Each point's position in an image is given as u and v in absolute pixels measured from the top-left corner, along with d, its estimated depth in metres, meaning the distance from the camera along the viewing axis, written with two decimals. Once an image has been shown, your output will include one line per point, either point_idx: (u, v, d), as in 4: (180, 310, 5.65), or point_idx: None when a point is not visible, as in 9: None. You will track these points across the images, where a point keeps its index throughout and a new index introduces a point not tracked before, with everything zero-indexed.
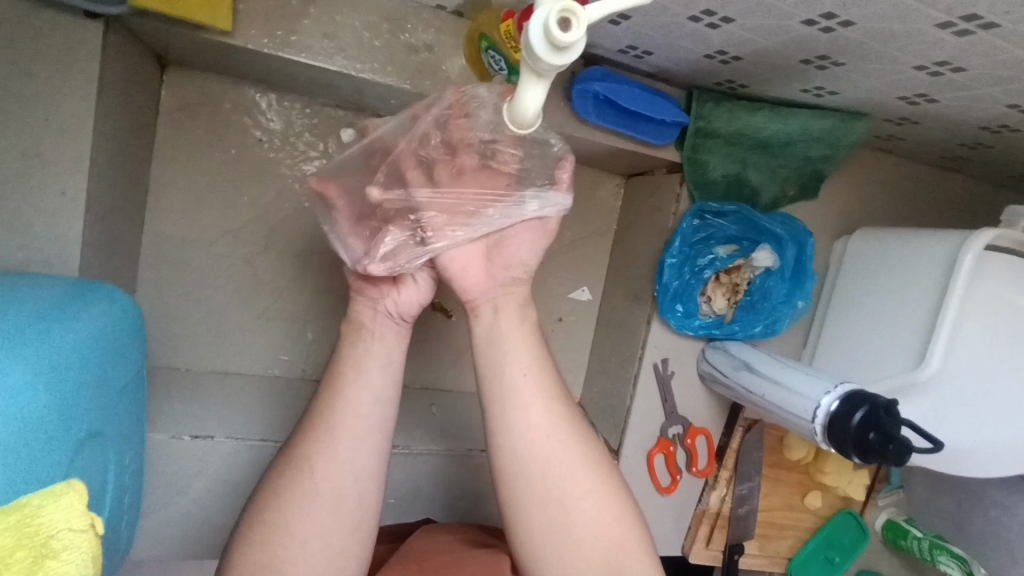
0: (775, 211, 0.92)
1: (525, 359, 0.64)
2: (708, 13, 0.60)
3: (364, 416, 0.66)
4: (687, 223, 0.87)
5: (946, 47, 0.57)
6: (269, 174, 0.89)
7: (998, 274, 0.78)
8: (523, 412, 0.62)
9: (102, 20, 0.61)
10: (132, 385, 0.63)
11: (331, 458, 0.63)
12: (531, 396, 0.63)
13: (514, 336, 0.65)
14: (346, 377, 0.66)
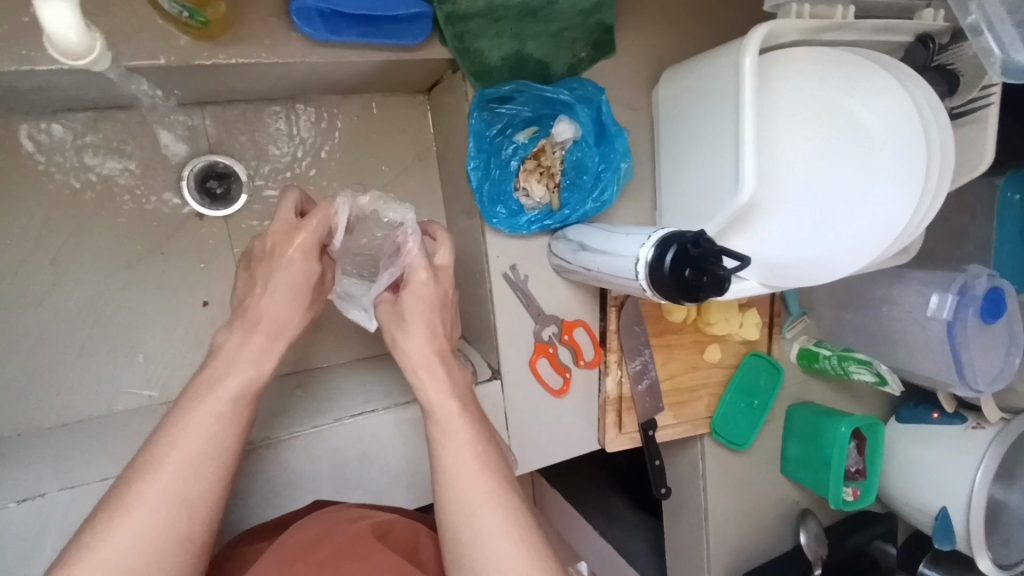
0: (575, 79, 0.86)
1: (454, 416, 0.64)
2: None
3: (206, 438, 0.57)
4: (476, 118, 0.84)
5: None
6: (28, 206, 0.81)
7: (786, 73, 0.76)
8: (467, 488, 0.60)
9: None
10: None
11: (165, 481, 0.54)
12: (471, 468, 0.61)
13: (438, 398, 0.65)
14: (228, 399, 0.60)
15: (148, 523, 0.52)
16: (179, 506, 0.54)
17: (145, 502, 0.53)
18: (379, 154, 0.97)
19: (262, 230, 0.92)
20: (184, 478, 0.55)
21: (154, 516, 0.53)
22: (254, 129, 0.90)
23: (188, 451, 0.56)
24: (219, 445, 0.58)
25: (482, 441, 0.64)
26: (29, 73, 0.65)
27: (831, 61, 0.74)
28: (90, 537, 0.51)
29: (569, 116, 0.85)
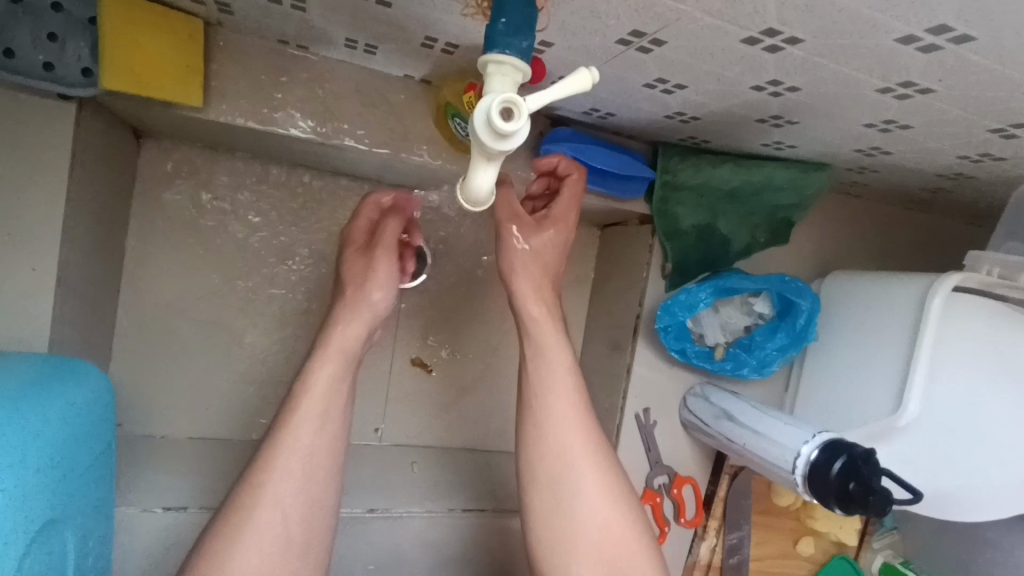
0: (783, 273, 0.87)
1: (569, 386, 0.74)
2: (660, 81, 0.60)
3: (313, 441, 0.69)
4: (703, 291, 0.84)
5: (892, 108, 0.57)
6: (238, 233, 0.86)
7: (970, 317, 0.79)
8: (574, 442, 0.72)
9: (75, 101, 0.63)
10: (84, 474, 0.61)
11: (288, 475, 0.67)
12: (564, 413, 0.73)
13: (556, 363, 0.74)
14: (319, 407, 0.70)
15: (300, 473, 0.67)
16: (290, 518, 0.66)
17: (293, 460, 0.67)
18: None
19: (425, 308, 0.96)
20: (318, 462, 0.69)
21: (308, 474, 0.68)
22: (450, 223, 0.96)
23: (317, 431, 0.69)
24: (326, 437, 0.70)
25: (584, 404, 0.74)
26: (315, 143, 0.74)
27: (1004, 322, 0.79)
28: (250, 513, 0.65)
29: (769, 295, 0.87)
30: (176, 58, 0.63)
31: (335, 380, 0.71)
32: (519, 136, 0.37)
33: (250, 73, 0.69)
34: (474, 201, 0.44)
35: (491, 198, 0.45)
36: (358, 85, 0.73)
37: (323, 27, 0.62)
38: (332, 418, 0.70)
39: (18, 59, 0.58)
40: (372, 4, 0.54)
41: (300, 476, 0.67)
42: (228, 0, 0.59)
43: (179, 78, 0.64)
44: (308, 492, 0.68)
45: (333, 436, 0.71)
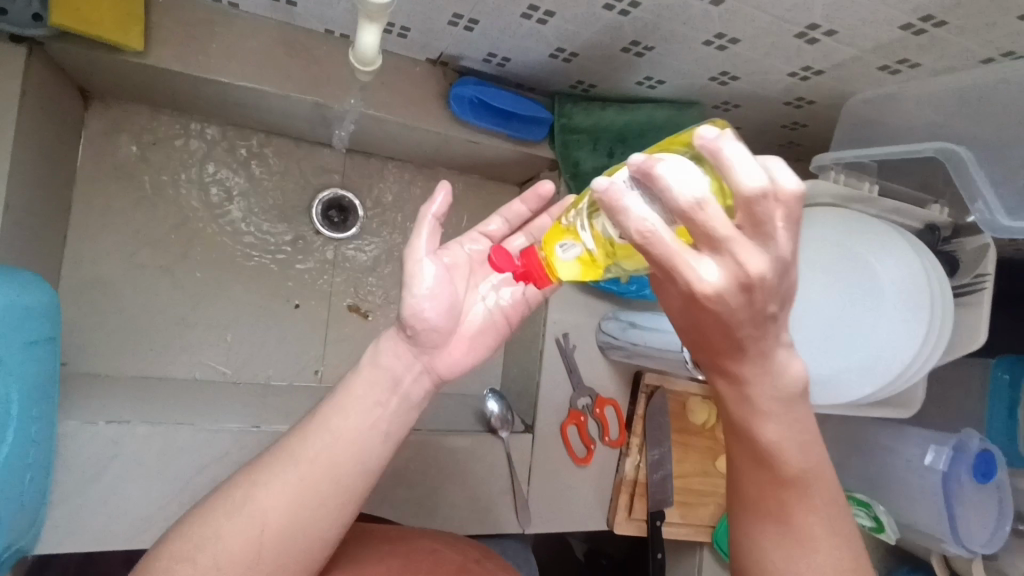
0: None
1: (773, 432, 0.60)
2: (533, 8, 0.73)
3: (330, 449, 0.58)
4: None
5: (716, 18, 0.71)
6: (179, 186, 0.94)
7: (823, 222, 0.93)
8: (788, 513, 0.62)
9: (27, 44, 0.73)
10: (32, 371, 0.66)
11: (285, 477, 0.57)
12: (789, 467, 0.61)
13: (778, 416, 0.59)
14: (347, 422, 0.59)
15: (302, 481, 0.57)
16: (263, 538, 0.55)
17: (304, 465, 0.57)
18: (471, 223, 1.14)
19: (360, 259, 1.05)
20: (315, 464, 0.57)
21: (315, 483, 0.57)
22: (382, 181, 1.06)
23: (343, 445, 0.58)
24: (333, 456, 0.58)
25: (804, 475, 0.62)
26: (246, 91, 0.84)
27: (856, 223, 0.92)
28: (218, 512, 0.55)
29: None
30: (120, 6, 0.73)
31: (372, 384, 0.61)
32: (383, 23, 0.55)
33: (187, 26, 0.79)
34: (361, 62, 0.61)
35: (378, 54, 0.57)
36: (284, 38, 0.83)
37: None
38: (352, 440, 0.58)
39: None
40: None
41: (306, 488, 0.57)
42: None
43: (122, 23, 0.74)
44: (298, 512, 0.56)
45: (349, 462, 0.58)
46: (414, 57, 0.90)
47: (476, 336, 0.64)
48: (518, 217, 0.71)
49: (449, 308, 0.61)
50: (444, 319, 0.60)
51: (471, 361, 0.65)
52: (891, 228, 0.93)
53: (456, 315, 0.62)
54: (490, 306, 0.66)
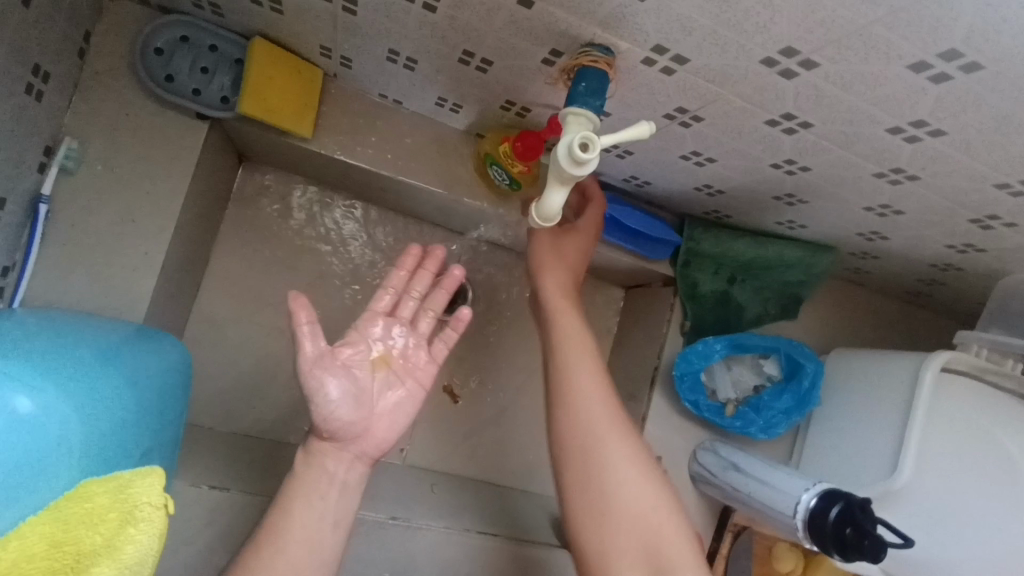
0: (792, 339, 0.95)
1: (601, 398, 0.71)
2: (694, 153, 0.72)
3: (295, 552, 0.65)
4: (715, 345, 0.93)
5: (887, 193, 0.68)
6: (305, 251, 0.97)
7: (961, 396, 0.86)
8: (608, 449, 0.69)
9: (208, 121, 0.77)
10: (168, 444, 0.67)
11: None
12: (602, 426, 0.70)
13: (591, 387, 0.72)
14: (302, 521, 0.66)
15: None
16: None
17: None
18: None
19: (460, 343, 1.05)
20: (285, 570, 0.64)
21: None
22: (493, 268, 1.07)
23: (305, 546, 0.65)
24: (296, 555, 0.65)
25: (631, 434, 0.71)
26: (390, 180, 0.87)
27: (999, 405, 0.86)
28: None
29: (777, 358, 0.96)
30: (299, 96, 0.77)
31: (314, 483, 0.68)
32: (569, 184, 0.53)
33: (351, 117, 0.82)
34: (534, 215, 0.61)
35: (558, 217, 0.57)
36: (436, 136, 0.86)
37: (420, 86, 0.76)
38: (317, 539, 0.66)
39: (175, 84, 0.73)
40: (470, 69, 0.67)
41: None
42: (350, 57, 0.73)
43: (296, 112, 0.78)
44: None
45: (313, 553, 0.66)
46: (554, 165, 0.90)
47: (394, 411, 0.72)
48: (401, 283, 0.76)
49: (353, 401, 0.69)
50: (353, 412, 0.68)
51: (396, 433, 0.72)
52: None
53: (368, 404, 0.70)
54: (402, 380, 0.73)
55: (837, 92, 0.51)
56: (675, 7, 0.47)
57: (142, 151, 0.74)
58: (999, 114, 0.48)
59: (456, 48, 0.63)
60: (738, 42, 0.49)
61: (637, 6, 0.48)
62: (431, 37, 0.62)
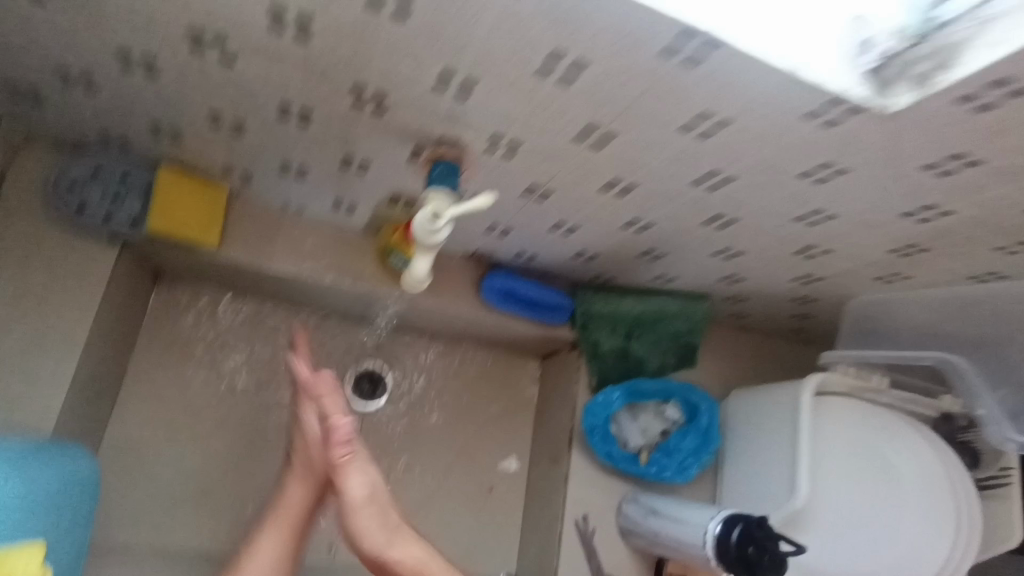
0: (686, 384, 1.04)
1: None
2: (559, 224, 0.83)
3: None
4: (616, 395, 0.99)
5: (722, 238, 0.80)
6: (224, 357, 1.01)
7: (839, 414, 0.95)
8: None
9: (119, 242, 0.84)
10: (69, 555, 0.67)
11: None
12: None
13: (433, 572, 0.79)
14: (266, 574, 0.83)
15: None
16: None
17: None
18: (494, 394, 1.17)
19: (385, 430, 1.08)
20: None
21: None
22: (411, 354, 1.12)
23: None
24: None
25: None
26: (299, 279, 0.94)
27: (876, 417, 0.95)
28: None
29: (677, 402, 1.03)
30: (205, 210, 0.85)
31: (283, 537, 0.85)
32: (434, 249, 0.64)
33: (257, 226, 0.91)
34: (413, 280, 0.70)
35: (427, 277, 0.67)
36: (338, 235, 0.95)
37: (314, 192, 0.85)
38: None
39: (86, 212, 0.80)
40: (353, 172, 0.77)
41: None
42: (249, 174, 0.83)
43: (203, 226, 0.85)
44: None
45: None
46: (451, 250, 1.00)
47: None
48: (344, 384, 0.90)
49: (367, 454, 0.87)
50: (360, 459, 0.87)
51: None
52: (915, 432, 0.95)
53: None
54: None
55: (640, 157, 0.63)
56: (492, 103, 0.58)
57: (54, 275, 0.80)
58: (763, 162, 0.60)
59: (335, 154, 0.73)
60: (550, 125, 0.60)
61: (463, 105, 0.59)
62: (310, 147, 0.72)
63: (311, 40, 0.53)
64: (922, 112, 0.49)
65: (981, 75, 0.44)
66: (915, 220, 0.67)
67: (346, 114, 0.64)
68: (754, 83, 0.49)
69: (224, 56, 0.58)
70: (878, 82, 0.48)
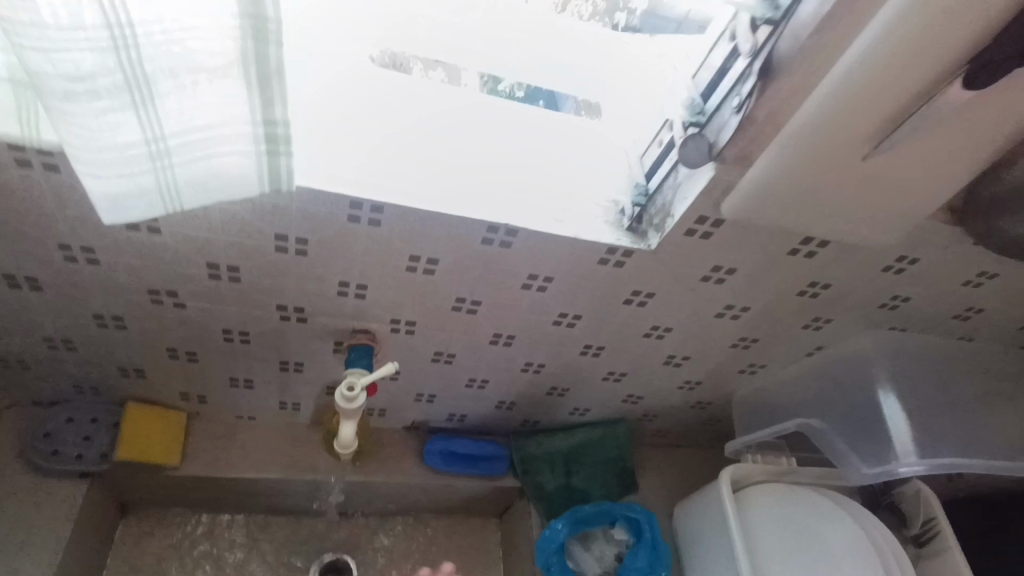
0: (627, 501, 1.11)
1: None
2: (472, 380, 0.98)
3: None
4: (562, 527, 1.06)
5: (604, 364, 0.97)
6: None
7: (760, 501, 1.06)
8: None
9: (89, 477, 0.94)
10: None
11: None
12: None
13: None
14: None
15: None
16: None
17: None
18: (462, 562, 1.20)
19: None
20: None
21: None
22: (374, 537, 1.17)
23: None
24: None
25: None
26: (256, 481, 1.03)
27: (793, 495, 1.05)
28: None
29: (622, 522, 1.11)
30: (167, 434, 0.98)
31: None
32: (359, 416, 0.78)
33: (215, 440, 1.03)
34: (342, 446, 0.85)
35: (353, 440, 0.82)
36: (289, 433, 1.07)
37: (262, 399, 1.00)
38: None
39: (60, 455, 0.92)
40: (291, 372, 0.92)
41: None
42: (204, 395, 0.98)
43: (165, 448, 0.97)
44: None
45: None
46: (392, 425, 1.13)
47: None
48: None
49: None
50: None
51: None
52: (833, 503, 1.04)
53: None
54: None
55: (507, 313, 0.82)
56: (384, 297, 0.77)
57: (29, 519, 0.89)
58: (593, 299, 0.80)
59: (273, 361, 0.90)
60: (432, 304, 0.79)
61: (364, 303, 0.78)
62: (252, 360, 0.89)
63: (241, 280, 0.73)
64: (670, 244, 0.71)
65: (688, 216, 0.68)
66: (730, 317, 0.86)
67: (276, 327, 0.82)
68: (554, 248, 0.71)
69: (177, 303, 0.77)
70: (637, 234, 0.72)
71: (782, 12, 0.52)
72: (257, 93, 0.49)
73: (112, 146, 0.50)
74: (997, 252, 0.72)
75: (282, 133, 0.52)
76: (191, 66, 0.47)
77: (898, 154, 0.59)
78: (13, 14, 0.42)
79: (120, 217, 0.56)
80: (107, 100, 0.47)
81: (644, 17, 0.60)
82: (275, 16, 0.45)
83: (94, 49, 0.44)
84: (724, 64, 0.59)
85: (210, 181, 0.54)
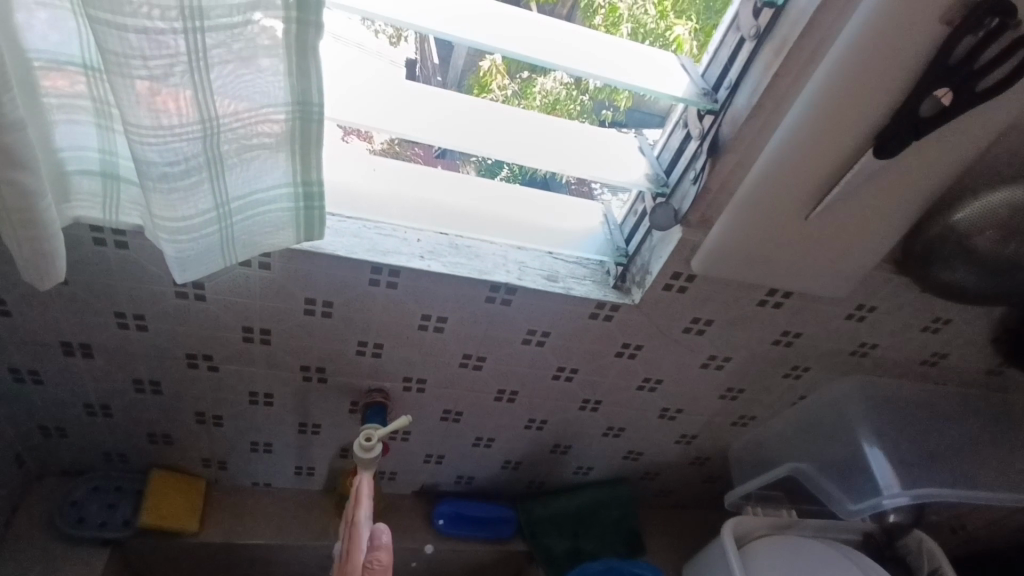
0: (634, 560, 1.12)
1: None
2: (479, 438, 1.04)
3: None
4: None
5: (602, 418, 1.03)
6: None
7: (768, 552, 1.07)
8: None
9: (108, 546, 0.97)
10: None
11: None
12: None
13: None
14: None
15: None
16: None
17: None
18: None
19: None
20: None
21: None
22: None
23: None
24: None
25: None
26: (269, 548, 1.06)
27: (797, 547, 1.08)
28: None
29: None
30: (187, 500, 1.02)
31: None
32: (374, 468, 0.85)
33: (233, 508, 1.07)
34: None
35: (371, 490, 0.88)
36: (303, 500, 1.11)
37: (279, 462, 1.05)
38: None
39: (84, 523, 0.96)
40: (309, 433, 0.99)
41: None
42: (226, 460, 1.03)
43: (184, 514, 1.01)
44: None
45: None
46: (402, 490, 1.17)
47: None
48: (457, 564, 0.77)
49: None
50: None
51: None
52: (836, 553, 1.06)
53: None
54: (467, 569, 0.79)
55: (509, 368, 0.90)
56: (398, 355, 0.86)
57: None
58: (588, 352, 0.88)
59: (293, 424, 0.96)
60: (441, 361, 0.87)
61: (380, 360, 0.86)
62: (274, 422, 0.96)
63: (271, 342, 0.82)
64: (650, 297, 0.81)
65: (663, 273, 0.78)
66: (715, 367, 0.94)
67: (299, 388, 0.90)
68: (551, 306, 0.81)
69: (211, 366, 0.85)
70: (622, 291, 0.83)
71: (720, 105, 0.67)
72: (299, 159, 0.59)
73: (191, 215, 0.57)
74: (941, 297, 0.82)
75: (318, 191, 0.62)
76: (250, 143, 0.57)
77: (833, 216, 0.71)
78: (128, 118, 0.49)
79: (192, 276, 0.62)
80: (190, 178, 0.55)
81: (629, 113, 0.78)
82: (321, 105, 0.55)
83: (187, 139, 0.52)
84: (681, 145, 0.74)
85: (257, 232, 0.64)
